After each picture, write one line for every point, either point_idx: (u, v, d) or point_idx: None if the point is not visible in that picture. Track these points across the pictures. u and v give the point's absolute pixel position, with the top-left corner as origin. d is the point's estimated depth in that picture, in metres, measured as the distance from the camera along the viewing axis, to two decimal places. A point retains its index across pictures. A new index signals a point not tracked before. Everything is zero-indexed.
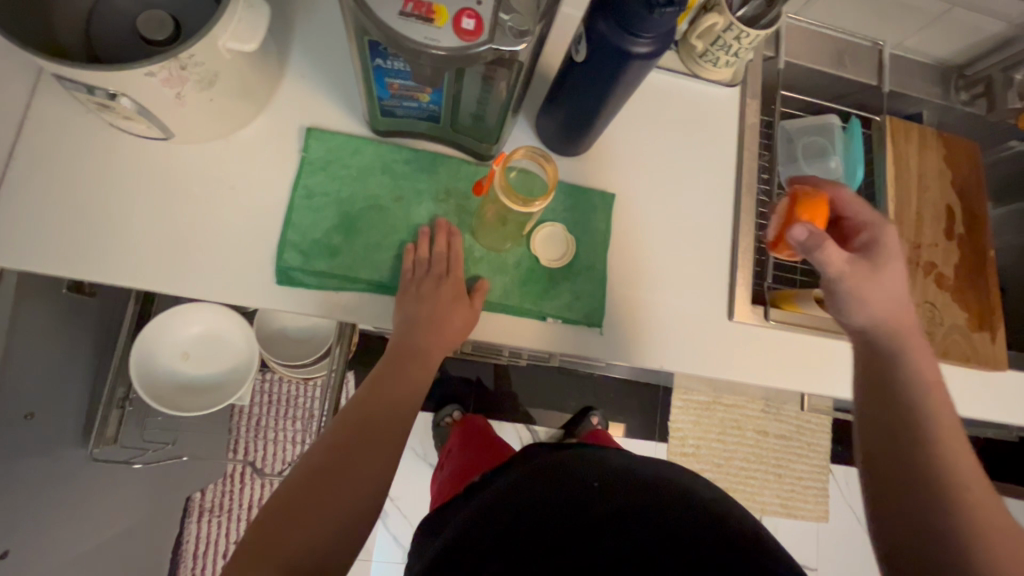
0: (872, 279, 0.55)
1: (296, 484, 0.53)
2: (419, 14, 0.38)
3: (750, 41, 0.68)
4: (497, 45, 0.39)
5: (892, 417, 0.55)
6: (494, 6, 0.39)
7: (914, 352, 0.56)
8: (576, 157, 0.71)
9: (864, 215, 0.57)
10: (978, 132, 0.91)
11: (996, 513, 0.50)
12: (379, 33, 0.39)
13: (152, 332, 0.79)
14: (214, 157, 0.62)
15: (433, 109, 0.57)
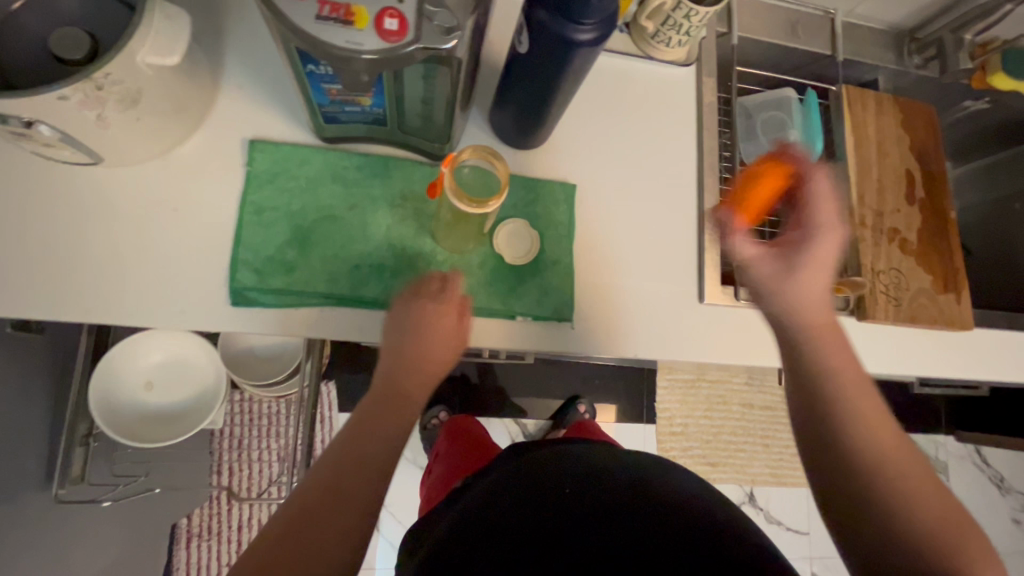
0: (783, 275, 0.55)
1: (284, 526, 0.48)
2: (338, 18, 0.36)
3: (699, 19, 0.67)
4: (425, 45, 0.37)
5: (815, 423, 0.53)
6: (417, 2, 0.37)
7: (826, 349, 0.54)
8: (534, 150, 0.70)
9: (815, 217, 0.55)
10: (933, 94, 0.91)
11: (937, 504, 0.49)
12: (298, 40, 0.36)
13: (109, 365, 0.76)
14: (151, 178, 0.59)
15: (378, 112, 0.55)
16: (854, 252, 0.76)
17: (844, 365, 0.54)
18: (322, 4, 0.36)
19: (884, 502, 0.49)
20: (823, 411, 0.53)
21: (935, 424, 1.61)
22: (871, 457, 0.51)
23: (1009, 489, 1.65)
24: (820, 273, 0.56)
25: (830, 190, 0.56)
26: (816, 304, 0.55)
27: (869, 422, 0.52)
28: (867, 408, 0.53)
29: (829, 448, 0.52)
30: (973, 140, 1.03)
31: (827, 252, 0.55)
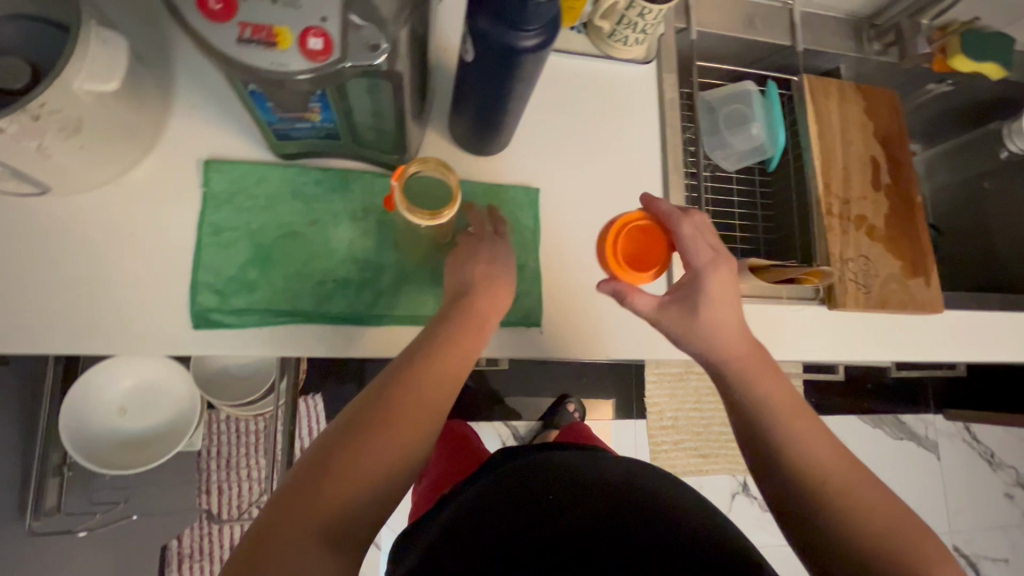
0: (691, 323, 0.57)
1: (332, 441, 0.47)
2: (261, 39, 0.35)
3: (654, 16, 0.67)
4: (351, 63, 0.36)
5: (760, 446, 0.56)
6: (340, 17, 0.35)
7: (756, 376, 0.58)
8: (496, 155, 0.70)
9: (696, 257, 0.57)
10: (895, 79, 0.92)
11: (879, 511, 0.51)
12: (220, 64, 0.35)
13: (77, 396, 0.75)
14: (105, 204, 0.58)
15: (329, 127, 0.54)
16: (822, 242, 0.77)
17: (775, 391, 0.58)
18: (241, 24, 0.34)
19: (834, 513, 0.51)
20: (765, 434, 0.56)
21: (924, 404, 1.62)
22: (816, 474, 0.53)
23: (999, 463, 1.66)
24: (722, 309, 0.57)
25: (699, 231, 0.58)
26: (735, 339, 0.57)
27: (808, 438, 0.55)
28: (803, 424, 0.56)
29: (772, 470, 0.55)
30: (940, 122, 1.04)
31: (718, 287, 0.57)
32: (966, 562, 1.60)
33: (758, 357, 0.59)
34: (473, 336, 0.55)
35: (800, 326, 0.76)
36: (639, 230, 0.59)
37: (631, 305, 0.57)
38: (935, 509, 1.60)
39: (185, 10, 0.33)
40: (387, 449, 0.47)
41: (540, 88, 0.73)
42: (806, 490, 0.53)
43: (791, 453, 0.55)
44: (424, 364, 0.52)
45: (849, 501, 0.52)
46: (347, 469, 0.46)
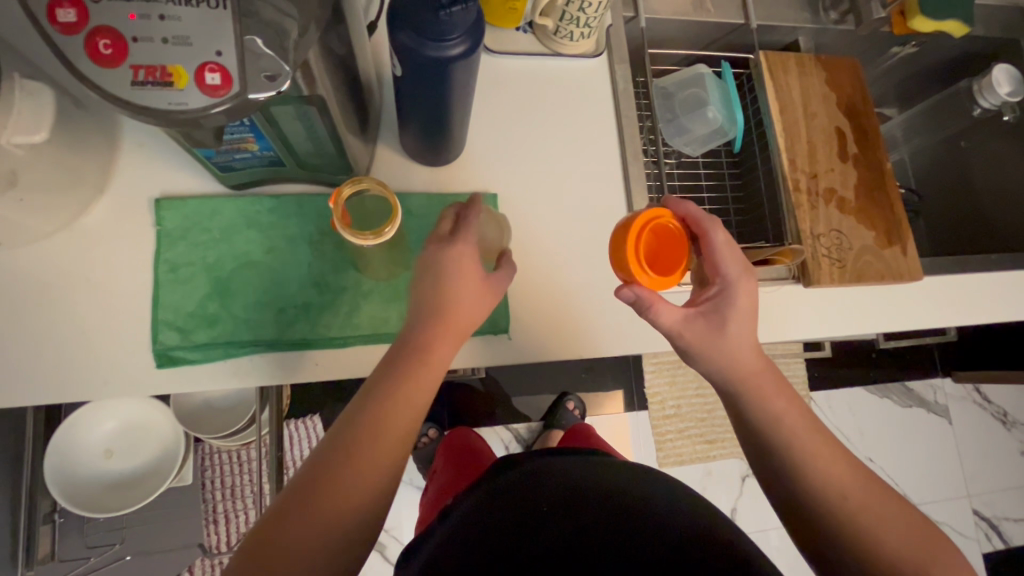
0: (717, 333, 0.55)
1: (308, 477, 0.46)
2: (156, 80, 0.34)
3: (594, 9, 0.65)
4: (250, 97, 0.35)
5: (774, 467, 0.55)
6: (236, 52, 0.35)
7: (768, 396, 0.55)
8: (450, 164, 0.69)
9: (726, 266, 0.56)
10: (857, 46, 0.90)
11: (904, 518, 0.52)
12: (118, 109, 0.35)
13: (62, 448, 0.82)
14: (59, 252, 0.58)
15: (270, 154, 0.54)
16: (792, 219, 0.75)
17: (787, 408, 0.55)
18: (135, 68, 0.34)
19: (865, 532, 0.51)
20: (776, 457, 0.54)
21: (931, 369, 1.59)
22: (832, 497, 0.52)
23: (1014, 422, 1.63)
24: (746, 326, 0.55)
25: (730, 242, 0.56)
26: (752, 352, 0.55)
27: (820, 458, 0.53)
28: (813, 441, 0.54)
29: (784, 491, 0.54)
30: (913, 83, 1.01)
31: (746, 299, 0.55)
32: (987, 525, 1.57)
33: (770, 375, 0.56)
34: (443, 347, 0.52)
35: (779, 308, 0.74)
36: (658, 232, 0.56)
37: (654, 312, 0.54)
38: (950, 474, 1.57)
39: (78, 60, 0.34)
40: (359, 472, 0.46)
41: (491, 92, 0.72)
42: (823, 516, 0.52)
43: (805, 479, 0.53)
44: (390, 383, 0.50)
45: (867, 520, 0.51)
46: (317, 498, 0.45)
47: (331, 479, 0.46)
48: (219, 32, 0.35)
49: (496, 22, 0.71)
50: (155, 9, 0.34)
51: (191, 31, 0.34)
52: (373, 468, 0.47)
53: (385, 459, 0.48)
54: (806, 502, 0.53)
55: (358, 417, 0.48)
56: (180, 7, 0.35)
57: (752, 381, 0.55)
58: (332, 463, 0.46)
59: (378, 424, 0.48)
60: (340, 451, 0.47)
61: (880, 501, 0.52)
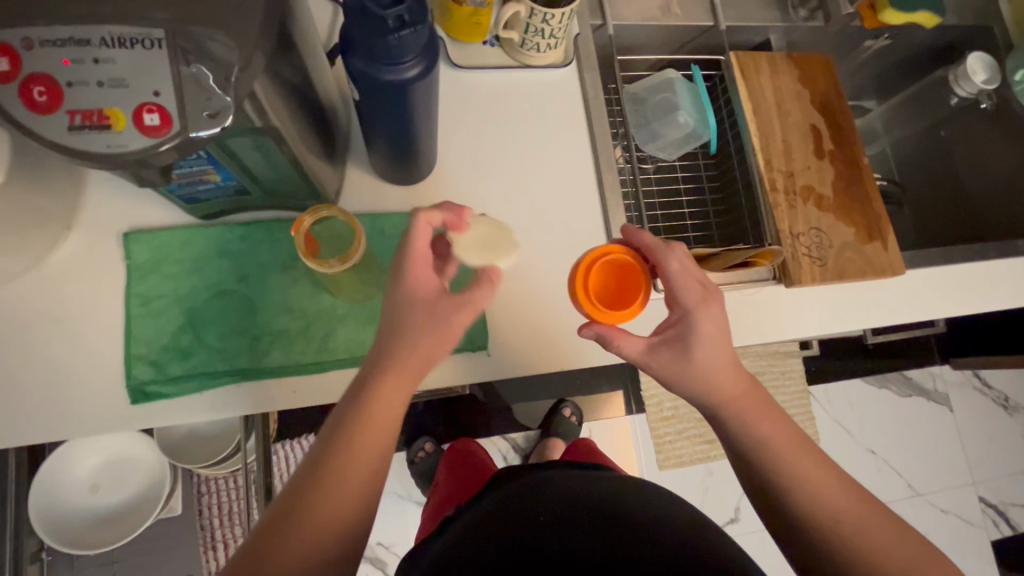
0: (681, 359, 0.53)
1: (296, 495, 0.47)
2: (94, 124, 0.35)
3: (558, 20, 0.65)
4: (192, 136, 0.35)
5: (755, 477, 0.54)
6: (173, 90, 0.35)
7: (743, 408, 0.54)
8: (421, 182, 0.68)
9: (683, 294, 0.54)
10: (829, 41, 0.90)
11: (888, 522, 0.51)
12: (60, 153, 0.35)
13: (46, 483, 0.83)
14: (28, 292, 0.58)
15: (234, 184, 0.54)
16: (770, 220, 0.75)
17: (775, 432, 0.54)
18: (71, 112, 0.34)
19: (846, 536, 0.51)
20: (758, 469, 0.54)
21: (929, 357, 1.58)
22: (825, 519, 0.51)
23: (1016, 406, 1.61)
24: (716, 349, 0.53)
25: (688, 270, 0.55)
26: (727, 377, 0.53)
27: (812, 479, 0.52)
28: (803, 461, 0.53)
29: (776, 511, 0.54)
30: (890, 74, 1.01)
31: (710, 328, 0.53)
32: (994, 512, 1.55)
33: (752, 393, 0.54)
34: (413, 366, 0.50)
35: (761, 310, 0.73)
36: (613, 269, 0.57)
37: (616, 347, 0.54)
38: (954, 463, 1.56)
39: (13, 109, 0.34)
40: (331, 509, 0.47)
41: (461, 106, 0.72)
42: (818, 538, 0.51)
43: (798, 501, 0.52)
44: (354, 416, 0.49)
45: (849, 526, 0.51)
46: (305, 516, 0.46)
47: (317, 498, 0.47)
48: (155, 71, 0.35)
49: (462, 37, 0.71)
50: (86, 53, 0.34)
51: (127, 73, 0.34)
52: (345, 504, 0.47)
53: (353, 502, 0.48)
54: (788, 509, 0.53)
55: (325, 453, 0.48)
56: (114, 49, 0.34)
57: (729, 399, 0.53)
58: (303, 502, 0.47)
59: (345, 460, 0.48)
60: (324, 471, 0.48)
61: (871, 516, 0.52)
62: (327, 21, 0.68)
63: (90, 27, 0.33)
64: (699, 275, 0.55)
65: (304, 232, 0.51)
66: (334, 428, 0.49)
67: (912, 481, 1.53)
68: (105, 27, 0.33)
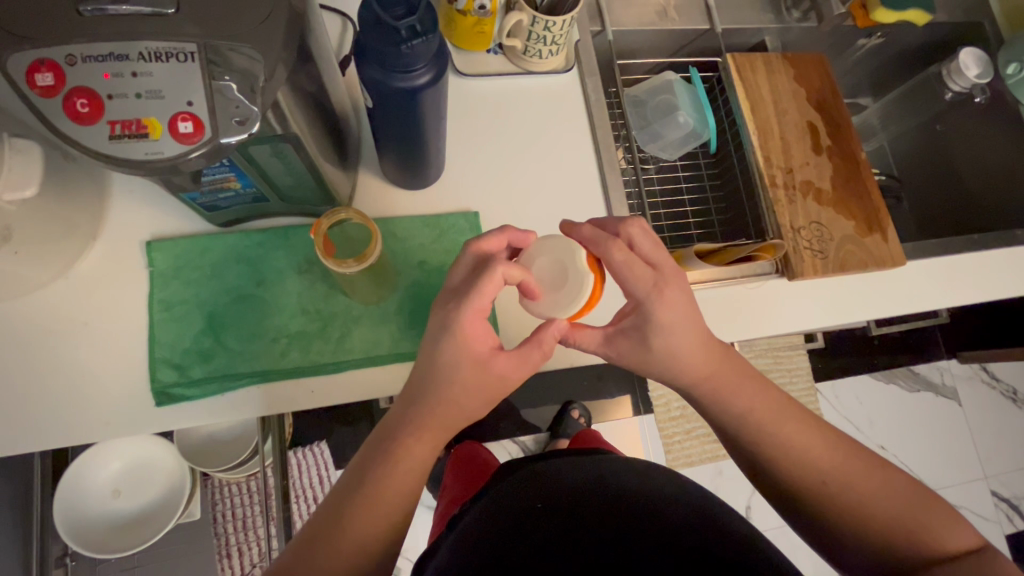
0: (639, 348, 0.55)
1: (335, 504, 0.51)
2: (132, 133, 0.37)
3: (560, 27, 0.67)
4: (222, 142, 0.37)
5: (764, 462, 0.56)
6: (205, 99, 0.37)
7: (735, 393, 0.57)
8: (429, 187, 0.70)
9: (636, 286, 0.53)
10: (823, 41, 0.92)
11: (894, 502, 0.53)
12: (101, 161, 0.37)
13: (71, 491, 0.87)
14: (55, 300, 0.60)
15: (253, 191, 0.56)
16: (771, 215, 0.76)
17: (761, 408, 0.57)
18: (112, 123, 0.37)
19: (853, 511, 0.53)
20: (764, 452, 0.56)
21: (935, 352, 1.58)
22: (815, 485, 0.54)
23: None
24: (676, 337, 0.54)
25: (631, 262, 0.52)
26: (705, 361, 0.56)
27: (794, 447, 0.55)
28: (790, 433, 0.56)
29: (769, 480, 0.57)
30: (884, 72, 1.03)
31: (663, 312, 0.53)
32: (1007, 506, 1.54)
33: (729, 373, 0.57)
34: (455, 412, 0.52)
35: (766, 303, 0.75)
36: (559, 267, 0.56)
37: (575, 343, 0.58)
38: (965, 458, 1.56)
39: (58, 120, 0.36)
40: (364, 523, 0.50)
41: (467, 113, 0.74)
42: (811, 501, 0.54)
43: (785, 468, 0.55)
44: (391, 452, 0.52)
45: (855, 502, 0.53)
46: (340, 525, 0.50)
47: (352, 510, 0.50)
48: (189, 82, 0.37)
49: (466, 45, 0.73)
50: (126, 67, 0.36)
51: (162, 85, 0.37)
52: (371, 530, 0.50)
53: (385, 517, 0.51)
54: (796, 486, 0.55)
55: (359, 482, 0.51)
56: (150, 63, 0.36)
57: (725, 383, 0.57)
58: (335, 527, 0.50)
59: (379, 489, 0.51)
60: (361, 485, 0.51)
61: (864, 479, 0.54)
62: (337, 34, 0.70)
63: (129, 43, 0.36)
64: (650, 257, 0.54)
65: (323, 227, 0.53)
66: (375, 449, 0.53)
67: (924, 476, 1.52)
68: (143, 43, 0.36)
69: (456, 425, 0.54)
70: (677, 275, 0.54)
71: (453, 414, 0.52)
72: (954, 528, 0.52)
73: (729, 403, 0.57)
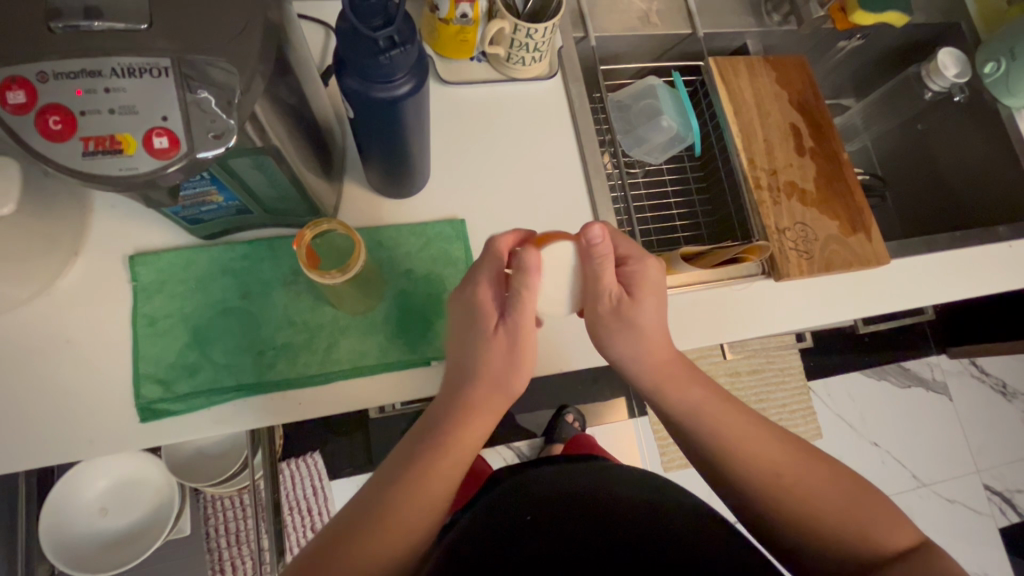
0: (613, 332, 0.57)
1: (359, 507, 0.49)
2: (106, 149, 0.37)
3: (542, 35, 0.68)
4: (197, 157, 0.37)
5: (759, 474, 0.54)
6: (181, 114, 0.37)
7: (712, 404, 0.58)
8: (414, 195, 0.70)
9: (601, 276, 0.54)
10: (804, 43, 0.93)
11: (876, 511, 0.53)
12: (74, 178, 0.37)
13: (54, 519, 0.88)
14: (36, 316, 0.59)
15: (236, 204, 0.56)
16: (756, 217, 0.77)
17: (745, 420, 0.57)
18: (84, 139, 0.36)
19: (845, 526, 0.52)
20: (754, 461, 0.55)
21: (925, 348, 1.59)
22: (776, 481, 0.53)
23: (1014, 393, 1.63)
24: (648, 311, 0.56)
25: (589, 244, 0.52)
26: (662, 349, 0.58)
27: (746, 439, 0.56)
28: (738, 425, 0.56)
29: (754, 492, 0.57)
30: (866, 72, 1.04)
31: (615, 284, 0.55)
32: (1000, 499, 1.55)
33: (679, 368, 0.58)
34: (492, 410, 0.53)
35: (755, 304, 0.75)
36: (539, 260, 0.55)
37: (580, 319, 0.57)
38: (956, 452, 1.57)
39: (32, 139, 0.36)
40: (400, 525, 0.48)
41: (452, 121, 0.74)
42: (766, 502, 0.54)
43: (741, 462, 0.55)
44: (423, 456, 0.51)
45: (845, 515, 0.52)
46: (372, 529, 0.48)
47: (385, 513, 0.48)
48: (162, 97, 0.37)
49: (449, 54, 0.74)
50: (98, 83, 0.36)
51: (136, 100, 0.36)
52: (408, 533, 0.48)
53: (423, 519, 0.49)
54: (791, 502, 0.53)
55: (378, 501, 0.49)
56: (124, 79, 0.36)
57: (695, 384, 0.58)
58: (360, 536, 0.47)
59: (410, 503, 0.49)
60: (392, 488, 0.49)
61: (811, 471, 0.54)
62: (320, 45, 0.70)
63: (102, 59, 0.36)
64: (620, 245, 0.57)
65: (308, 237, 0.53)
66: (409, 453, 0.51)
67: (916, 471, 1.53)
68: (116, 59, 0.36)
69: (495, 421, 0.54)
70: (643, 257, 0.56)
71: (490, 408, 0.53)
72: (895, 524, 0.52)
73: (713, 404, 0.58)
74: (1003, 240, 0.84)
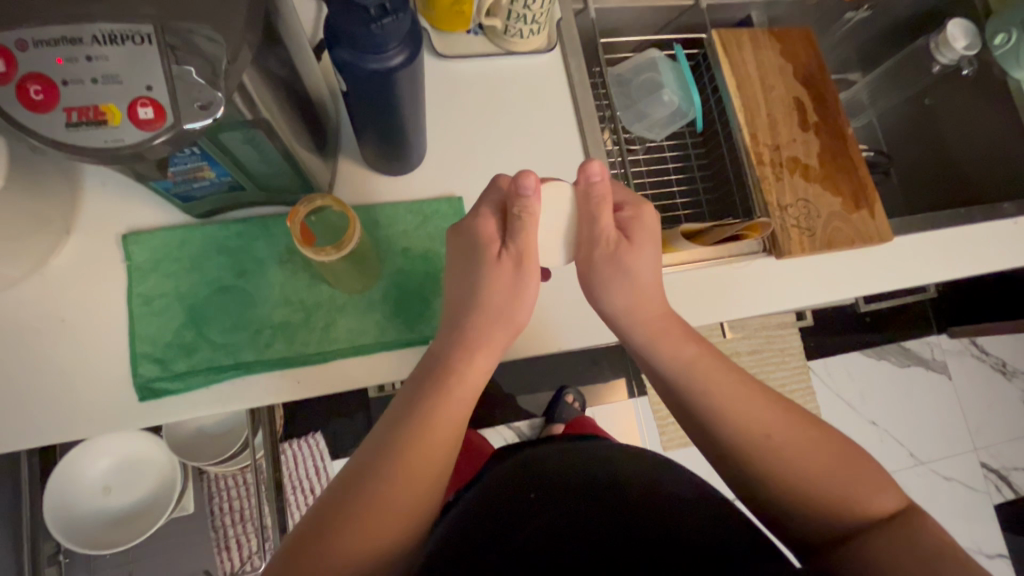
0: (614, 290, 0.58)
1: (353, 478, 0.50)
2: (90, 120, 0.36)
3: (540, 6, 0.66)
4: (183, 128, 0.36)
5: (758, 447, 0.54)
6: (165, 84, 0.36)
7: (713, 379, 0.57)
8: (411, 172, 0.69)
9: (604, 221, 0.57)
10: (810, 15, 0.91)
11: (875, 485, 0.52)
12: (61, 151, 0.36)
13: (61, 496, 0.89)
14: (30, 296, 0.59)
15: (228, 181, 0.55)
16: (758, 193, 0.76)
17: (747, 393, 0.57)
18: (68, 110, 0.36)
19: (844, 495, 0.51)
20: (753, 435, 0.54)
21: (926, 327, 1.59)
22: (776, 452, 0.53)
23: (1014, 372, 1.63)
24: (649, 262, 0.59)
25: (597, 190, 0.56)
26: (655, 302, 0.59)
27: (747, 412, 0.55)
28: (736, 394, 0.56)
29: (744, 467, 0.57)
30: (872, 45, 1.02)
31: (611, 228, 0.58)
32: (996, 477, 1.56)
33: (673, 325, 0.60)
34: (477, 376, 0.56)
35: (756, 282, 0.74)
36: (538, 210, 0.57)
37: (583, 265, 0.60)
38: (954, 430, 1.58)
39: (13, 110, 0.35)
40: (397, 495, 0.49)
41: (448, 96, 0.73)
42: (762, 476, 0.53)
43: (730, 423, 0.55)
44: (415, 425, 0.52)
45: (845, 486, 0.52)
46: (369, 499, 0.48)
47: (380, 482, 0.49)
48: (147, 66, 0.36)
49: (445, 27, 0.72)
50: (80, 51, 0.35)
51: (119, 69, 0.35)
52: (404, 501, 0.49)
53: (418, 487, 0.50)
54: (794, 473, 0.52)
55: (371, 470, 0.49)
56: (106, 47, 0.35)
57: (695, 358, 0.59)
58: (358, 510, 0.48)
59: (406, 471, 0.49)
60: (385, 458, 0.50)
61: (795, 434, 0.54)
62: (311, 18, 0.69)
63: (82, 26, 0.35)
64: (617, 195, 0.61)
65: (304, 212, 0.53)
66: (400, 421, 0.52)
67: (914, 449, 1.54)
68: (97, 26, 0.35)
69: (483, 382, 0.57)
70: (643, 204, 0.60)
71: (476, 375, 0.56)
72: (878, 489, 0.52)
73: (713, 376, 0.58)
74: (1008, 216, 0.83)
